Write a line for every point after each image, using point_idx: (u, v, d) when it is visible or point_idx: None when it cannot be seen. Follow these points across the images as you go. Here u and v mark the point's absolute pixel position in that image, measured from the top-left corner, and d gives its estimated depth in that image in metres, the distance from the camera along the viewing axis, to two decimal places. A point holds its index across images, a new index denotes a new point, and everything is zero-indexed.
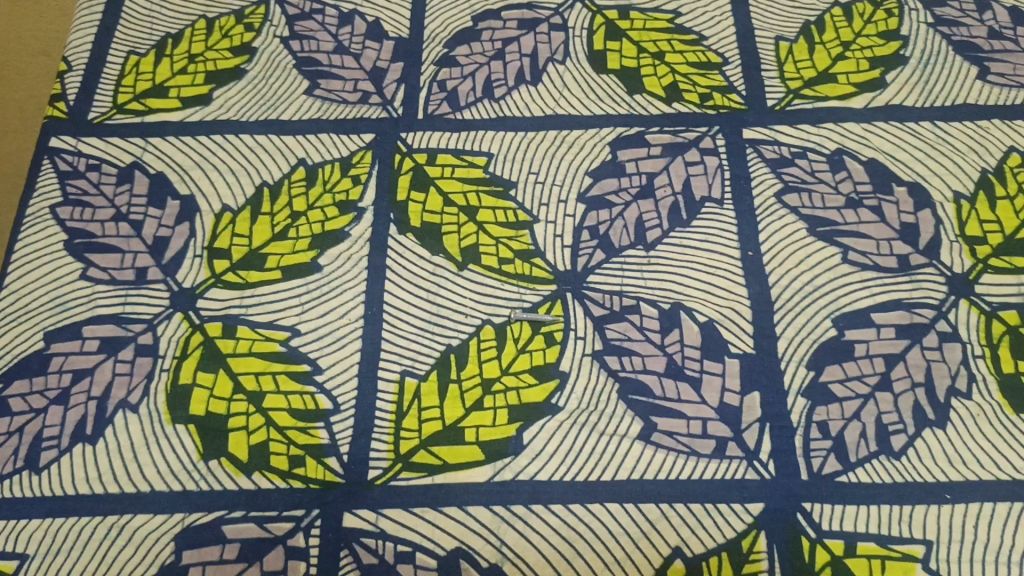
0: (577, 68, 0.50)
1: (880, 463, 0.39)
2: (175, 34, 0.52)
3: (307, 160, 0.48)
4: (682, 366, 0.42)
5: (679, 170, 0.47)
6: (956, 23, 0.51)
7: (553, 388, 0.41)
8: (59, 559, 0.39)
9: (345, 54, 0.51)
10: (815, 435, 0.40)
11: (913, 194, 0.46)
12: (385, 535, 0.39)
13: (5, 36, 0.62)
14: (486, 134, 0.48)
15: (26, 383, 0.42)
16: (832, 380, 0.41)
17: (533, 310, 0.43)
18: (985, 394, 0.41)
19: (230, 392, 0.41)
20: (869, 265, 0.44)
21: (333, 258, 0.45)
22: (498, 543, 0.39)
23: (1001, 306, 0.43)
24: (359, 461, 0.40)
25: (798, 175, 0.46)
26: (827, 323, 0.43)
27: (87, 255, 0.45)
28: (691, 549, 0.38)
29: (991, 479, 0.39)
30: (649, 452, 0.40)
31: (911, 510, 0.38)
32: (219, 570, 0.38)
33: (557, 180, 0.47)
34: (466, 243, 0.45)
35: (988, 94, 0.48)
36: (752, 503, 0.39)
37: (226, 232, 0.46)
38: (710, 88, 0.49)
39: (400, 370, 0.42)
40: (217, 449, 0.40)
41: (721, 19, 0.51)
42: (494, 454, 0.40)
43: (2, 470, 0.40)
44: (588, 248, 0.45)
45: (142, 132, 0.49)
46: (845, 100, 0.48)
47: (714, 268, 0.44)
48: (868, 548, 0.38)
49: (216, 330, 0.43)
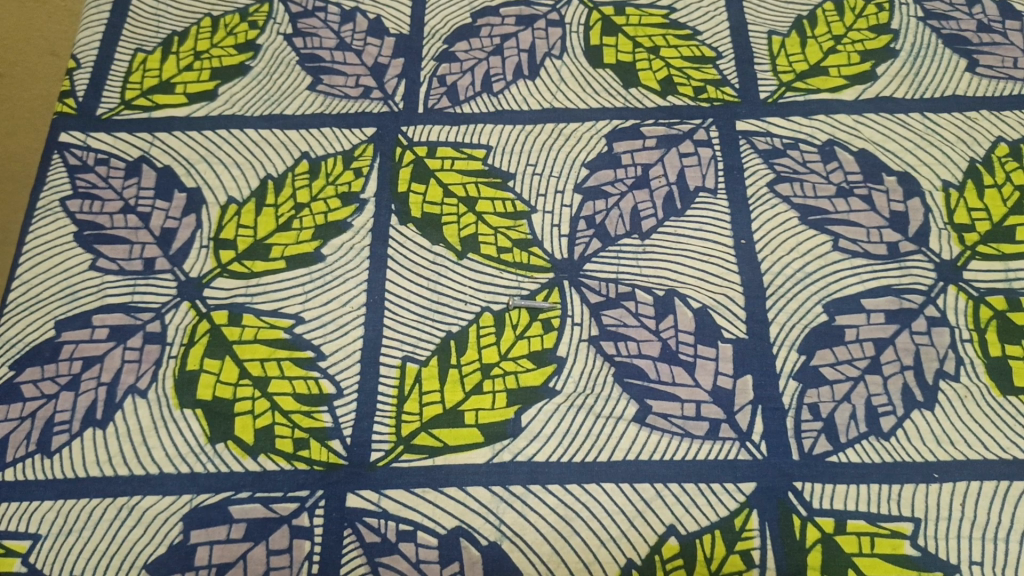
0: (575, 63, 0.51)
1: (870, 444, 0.40)
2: (181, 32, 0.53)
3: (310, 153, 0.49)
4: (677, 350, 0.43)
5: (673, 161, 0.48)
6: (946, 17, 0.52)
7: (551, 372, 0.42)
8: (71, 540, 0.40)
9: (347, 50, 0.52)
10: (807, 417, 0.41)
11: (903, 183, 0.47)
12: (388, 514, 0.40)
13: (15, 33, 0.65)
14: (485, 127, 0.49)
15: (38, 370, 0.43)
16: (822, 364, 0.42)
17: (531, 297, 0.44)
18: (972, 377, 0.42)
19: (237, 377, 0.43)
20: (859, 252, 0.45)
21: (336, 248, 0.46)
22: (497, 522, 0.40)
23: (989, 291, 0.44)
24: (362, 443, 0.41)
25: (790, 166, 0.47)
26: (818, 309, 0.44)
27: (96, 247, 0.46)
28: (685, 527, 0.39)
29: (978, 458, 0.40)
30: (644, 433, 0.41)
31: (899, 489, 0.39)
32: (226, 549, 0.39)
33: (555, 171, 0.48)
34: (466, 232, 0.46)
35: (976, 85, 0.49)
36: (745, 483, 0.40)
37: (232, 224, 0.47)
38: (704, 82, 0.50)
39: (401, 356, 0.43)
40: (224, 433, 0.41)
41: (715, 15, 0.53)
42: (493, 436, 0.41)
43: (15, 454, 0.41)
44: (585, 238, 0.46)
45: (149, 127, 0.50)
46: (835, 92, 0.50)
47: (707, 256, 0.45)
48: (858, 525, 0.39)
49: (222, 318, 0.44)
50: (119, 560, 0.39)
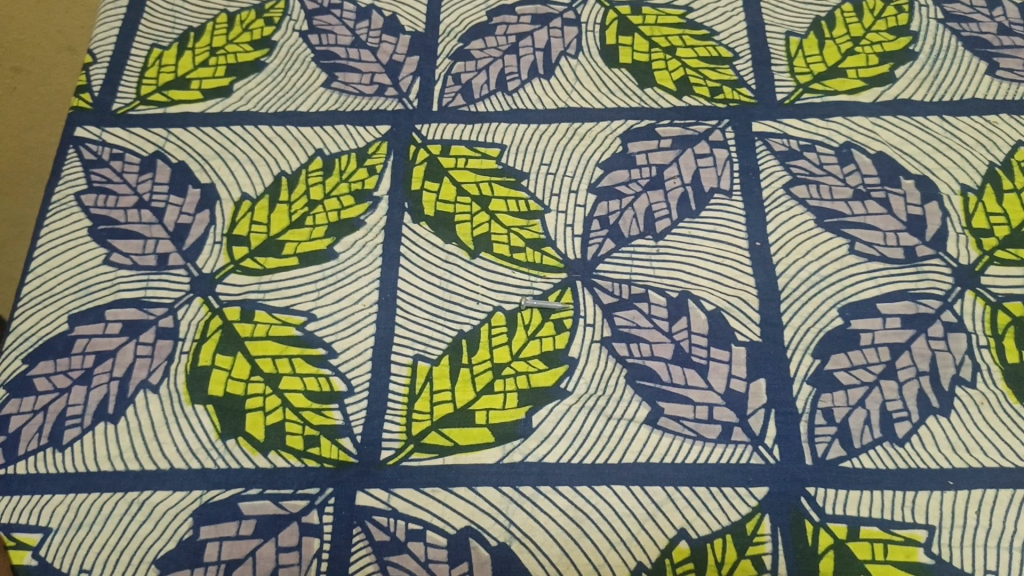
0: (590, 61, 0.51)
1: (884, 450, 0.40)
2: (197, 28, 0.53)
3: (324, 151, 0.49)
4: (690, 353, 0.42)
5: (688, 162, 0.47)
6: (966, 19, 0.51)
7: (562, 373, 0.42)
8: (81, 534, 0.40)
9: (363, 48, 0.52)
10: (820, 422, 0.41)
11: (920, 186, 0.46)
12: (397, 513, 0.40)
13: (26, 23, 0.71)
14: (499, 126, 0.49)
15: (51, 363, 0.43)
16: (837, 369, 0.42)
17: (544, 297, 0.44)
18: (989, 383, 0.41)
19: (248, 373, 0.42)
20: (875, 256, 0.44)
21: (349, 246, 0.46)
22: (507, 522, 0.39)
23: (1006, 297, 0.43)
24: (372, 442, 0.41)
25: (806, 167, 0.47)
26: (833, 313, 0.43)
27: (110, 242, 0.46)
28: (696, 531, 0.39)
29: (994, 466, 0.39)
30: (656, 436, 0.41)
31: (913, 495, 0.39)
32: (235, 546, 0.39)
33: (569, 171, 0.47)
34: (479, 231, 0.46)
35: (996, 89, 0.49)
36: (757, 487, 0.39)
37: (245, 220, 0.47)
38: (720, 82, 0.50)
39: (413, 354, 0.43)
40: (235, 429, 0.41)
41: (732, 15, 0.52)
42: (504, 436, 0.41)
43: (26, 448, 0.41)
44: (599, 238, 0.45)
45: (164, 122, 0.50)
46: (854, 94, 0.49)
47: (722, 257, 0.45)
48: (871, 532, 0.38)
49: (235, 314, 0.44)
50: (129, 555, 0.39)
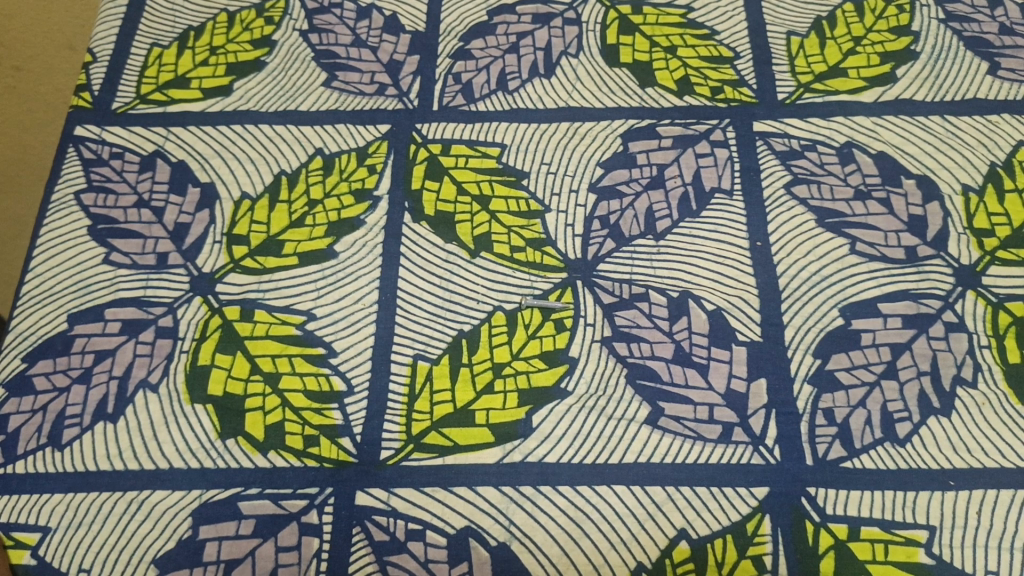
0: (590, 61, 0.51)
1: (885, 450, 0.40)
2: (197, 27, 0.53)
3: (324, 150, 0.49)
4: (690, 353, 0.42)
5: (689, 161, 0.47)
6: (967, 19, 0.51)
7: (562, 372, 0.42)
8: (80, 533, 0.40)
9: (363, 47, 0.52)
10: (821, 422, 0.40)
11: (921, 186, 0.46)
12: (397, 513, 0.40)
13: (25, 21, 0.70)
14: (499, 125, 0.49)
15: (50, 363, 0.43)
16: (838, 369, 0.42)
17: (544, 297, 0.44)
18: (990, 384, 0.41)
19: (248, 373, 0.42)
20: (876, 256, 0.44)
21: (350, 245, 0.46)
22: (507, 522, 0.39)
23: (1008, 297, 0.43)
24: (372, 442, 0.41)
25: (807, 167, 0.47)
26: (834, 313, 0.43)
27: (110, 241, 0.46)
28: (696, 531, 0.39)
29: (995, 467, 0.39)
30: (656, 436, 0.41)
31: (914, 495, 0.39)
32: (234, 546, 0.39)
33: (570, 171, 0.47)
34: (479, 231, 0.46)
35: (998, 89, 0.49)
36: (758, 487, 0.39)
37: (245, 219, 0.47)
38: (721, 82, 0.50)
39: (413, 354, 0.43)
40: (234, 429, 0.41)
41: (733, 15, 0.52)
42: (504, 436, 0.41)
43: (25, 447, 0.41)
44: (599, 238, 0.45)
45: (164, 121, 0.50)
46: (855, 93, 0.49)
47: (723, 257, 0.45)
48: (872, 533, 0.38)
49: (235, 313, 0.44)
50: (128, 555, 0.39)
